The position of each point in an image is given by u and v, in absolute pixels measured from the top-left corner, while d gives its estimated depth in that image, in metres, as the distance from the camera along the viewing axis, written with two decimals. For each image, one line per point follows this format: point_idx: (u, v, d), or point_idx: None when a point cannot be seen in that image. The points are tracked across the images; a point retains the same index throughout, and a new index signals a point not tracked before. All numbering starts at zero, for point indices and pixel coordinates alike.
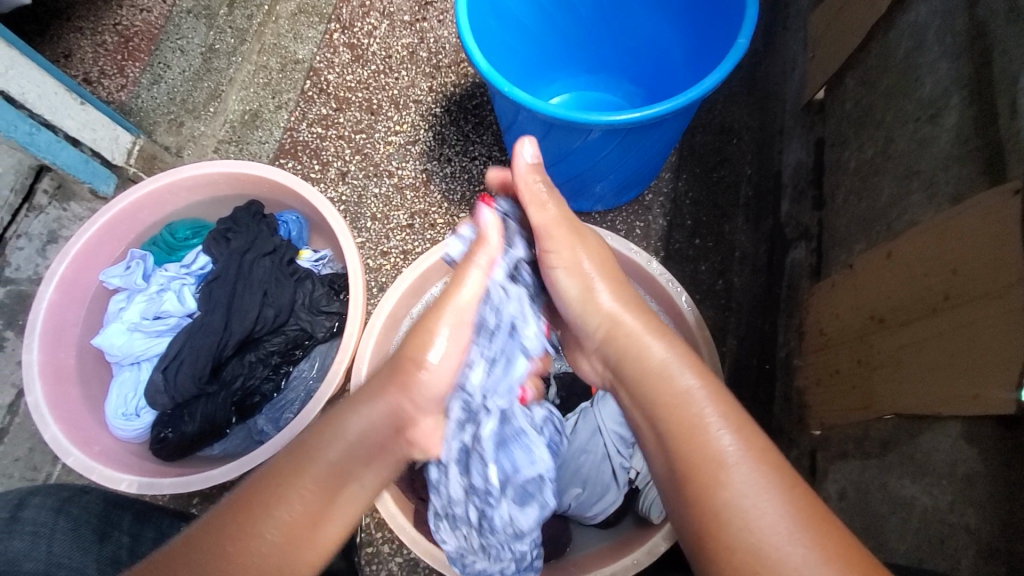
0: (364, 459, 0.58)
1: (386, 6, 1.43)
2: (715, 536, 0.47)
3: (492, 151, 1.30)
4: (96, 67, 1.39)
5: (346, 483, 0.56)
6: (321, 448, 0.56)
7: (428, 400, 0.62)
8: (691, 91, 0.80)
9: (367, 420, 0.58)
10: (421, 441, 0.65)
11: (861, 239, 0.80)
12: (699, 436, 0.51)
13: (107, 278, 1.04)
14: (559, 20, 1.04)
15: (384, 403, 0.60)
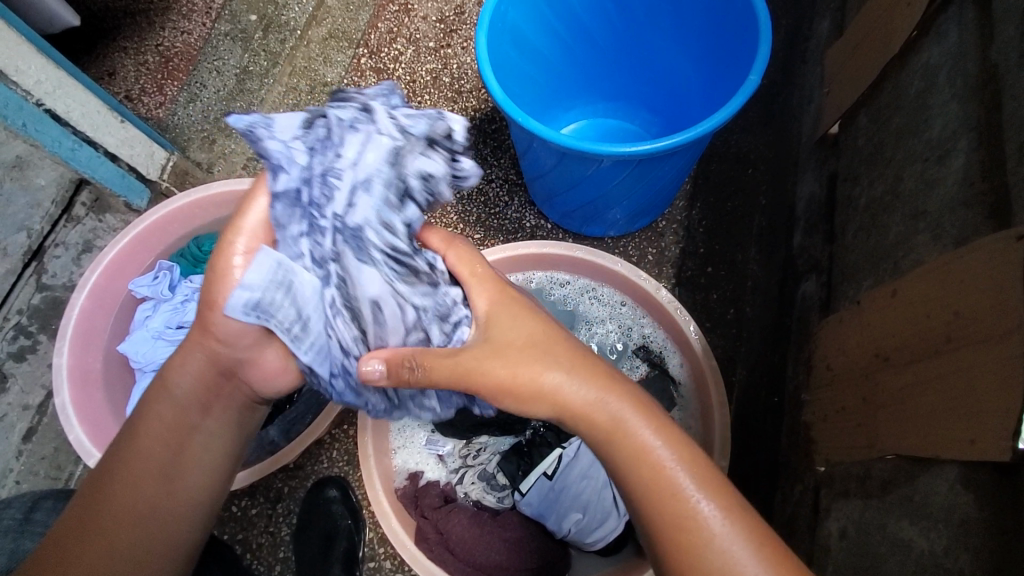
0: (200, 407, 0.66)
1: (412, 33, 1.49)
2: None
3: (508, 174, 1.33)
4: (137, 84, 1.47)
5: (191, 434, 0.65)
6: (151, 411, 0.65)
7: (229, 335, 0.66)
8: (703, 124, 0.81)
9: (189, 376, 0.66)
10: (260, 375, 0.71)
11: (869, 276, 0.80)
12: (666, 487, 0.54)
13: (136, 288, 1.10)
14: (577, 51, 1.08)
15: (198, 354, 0.67)
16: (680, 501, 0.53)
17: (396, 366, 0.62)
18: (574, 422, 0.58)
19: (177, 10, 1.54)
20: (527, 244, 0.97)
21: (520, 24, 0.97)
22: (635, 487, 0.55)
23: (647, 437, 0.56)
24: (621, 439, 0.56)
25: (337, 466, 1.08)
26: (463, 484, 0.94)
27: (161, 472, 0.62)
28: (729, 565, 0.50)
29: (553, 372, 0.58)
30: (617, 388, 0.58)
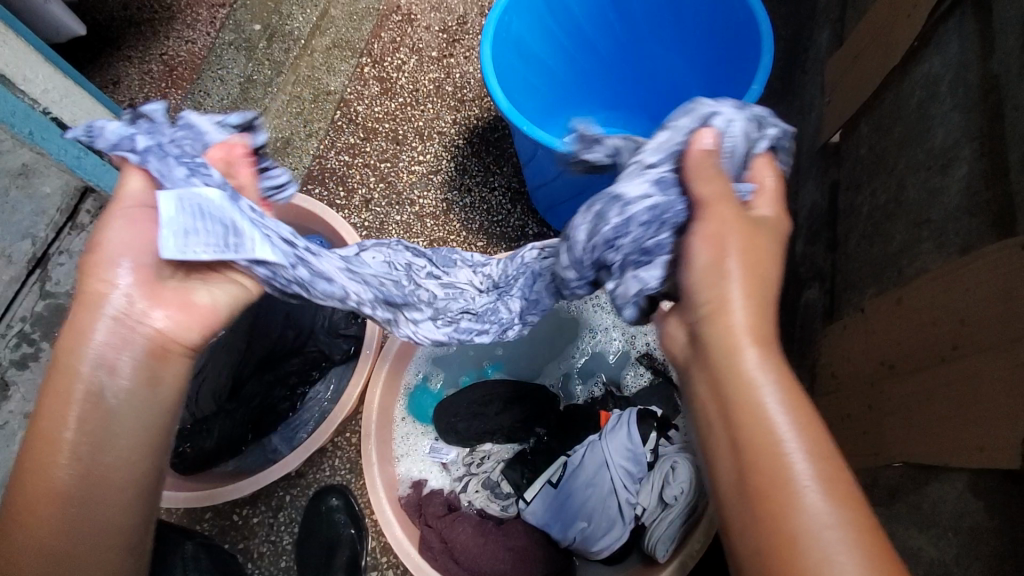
0: (116, 382, 0.54)
1: (415, 43, 1.50)
2: (777, 531, 0.43)
3: (511, 182, 1.33)
4: (142, 93, 1.48)
5: (111, 421, 0.53)
6: (53, 396, 0.52)
7: (128, 284, 0.55)
8: None
9: (94, 345, 0.54)
10: (173, 324, 0.57)
11: (873, 284, 0.80)
12: (773, 443, 0.46)
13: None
14: (579, 61, 1.09)
15: (93, 318, 0.54)
16: (778, 455, 0.45)
17: (703, 156, 0.59)
18: (708, 334, 0.52)
19: (181, 20, 1.56)
20: None
21: (524, 36, 0.98)
22: (744, 425, 0.47)
23: (774, 396, 0.48)
24: (744, 376, 0.49)
25: (340, 474, 1.08)
26: (467, 492, 0.93)
27: (89, 469, 0.52)
28: (819, 546, 0.42)
29: (742, 285, 0.52)
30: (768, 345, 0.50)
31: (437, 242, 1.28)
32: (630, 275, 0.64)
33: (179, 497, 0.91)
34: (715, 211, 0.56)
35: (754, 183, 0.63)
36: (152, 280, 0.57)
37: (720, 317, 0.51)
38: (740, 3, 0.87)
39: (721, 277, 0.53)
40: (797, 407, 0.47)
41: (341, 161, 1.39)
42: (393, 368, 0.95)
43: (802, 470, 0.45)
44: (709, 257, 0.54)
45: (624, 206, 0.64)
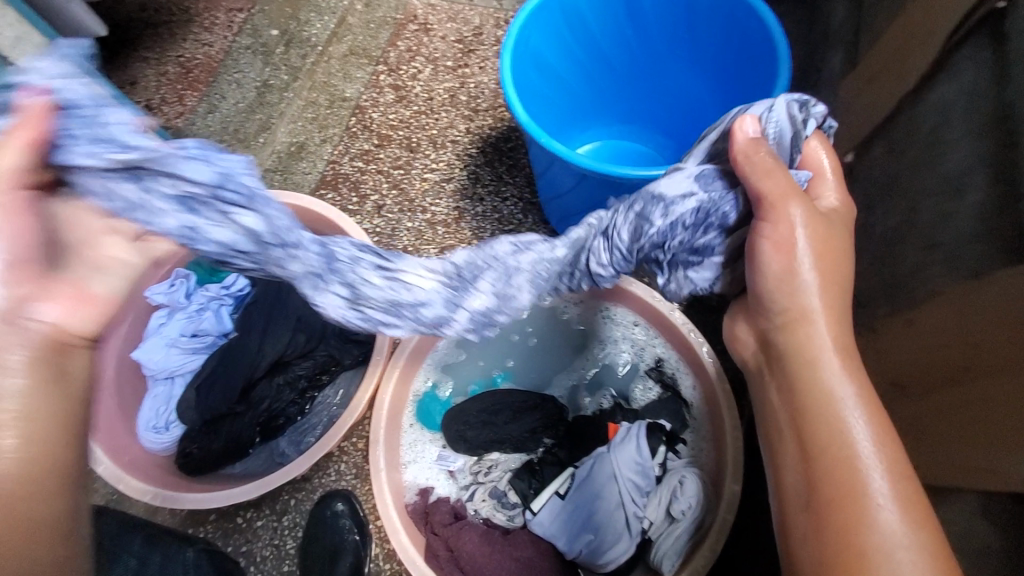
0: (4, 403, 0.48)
1: (431, 52, 1.52)
2: (845, 520, 0.55)
3: (523, 193, 1.34)
4: (158, 94, 1.50)
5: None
6: None
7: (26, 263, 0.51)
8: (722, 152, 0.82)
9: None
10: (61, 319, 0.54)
11: (884, 304, 0.80)
12: (844, 447, 0.58)
13: (152, 295, 1.09)
14: (596, 75, 1.10)
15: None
16: (852, 460, 0.57)
17: (748, 148, 0.66)
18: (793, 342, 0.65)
19: (200, 23, 1.58)
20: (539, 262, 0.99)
21: (542, 50, 1.00)
22: (819, 426, 0.59)
23: (849, 406, 0.59)
24: (825, 384, 0.61)
25: (345, 479, 1.08)
26: (473, 501, 0.93)
27: None
28: (886, 535, 0.53)
29: (821, 298, 0.64)
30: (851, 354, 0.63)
31: (448, 249, 1.29)
32: (684, 276, 0.79)
33: (186, 498, 0.91)
34: (777, 210, 0.64)
35: (809, 169, 0.73)
36: (37, 276, 0.53)
37: (799, 327, 0.65)
38: (757, 25, 0.89)
39: (791, 287, 0.65)
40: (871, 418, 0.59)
41: (355, 167, 1.41)
42: (404, 374, 0.97)
43: (877, 481, 0.55)
44: (782, 263, 0.65)
45: (667, 207, 0.76)
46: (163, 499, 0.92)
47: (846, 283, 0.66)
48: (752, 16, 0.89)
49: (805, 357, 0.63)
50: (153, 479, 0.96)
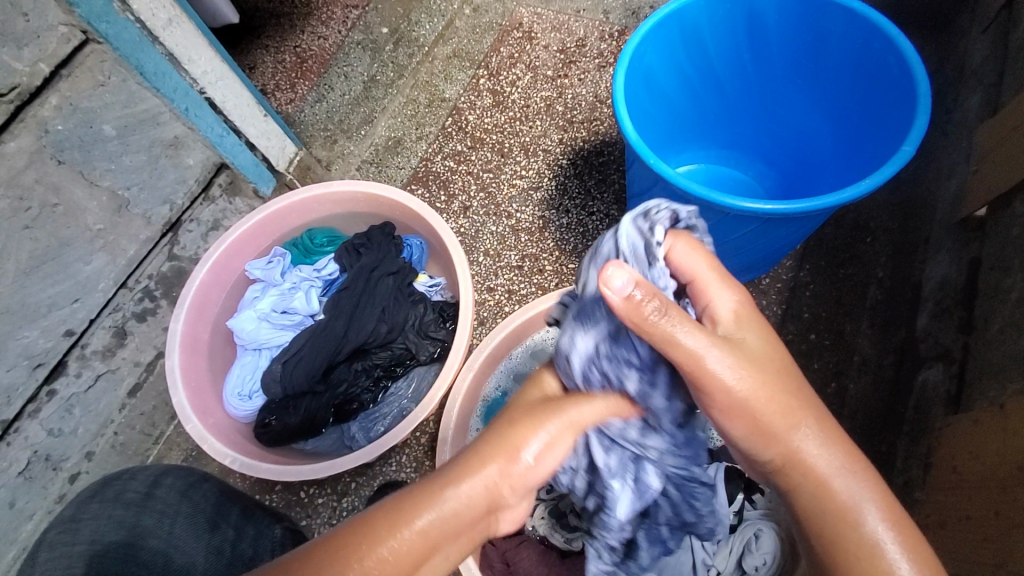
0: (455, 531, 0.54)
1: (532, 60, 1.53)
2: None
3: (610, 209, 1.32)
4: (273, 80, 1.59)
5: (434, 551, 0.53)
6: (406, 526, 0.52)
7: None
8: (846, 191, 0.77)
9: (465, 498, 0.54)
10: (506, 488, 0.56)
11: (1017, 378, 0.72)
12: (866, 551, 0.50)
13: (251, 269, 1.17)
14: (704, 97, 1.07)
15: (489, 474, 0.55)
16: (872, 555, 0.50)
17: (645, 296, 0.55)
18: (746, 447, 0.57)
19: (318, 16, 1.66)
20: None
21: (656, 67, 0.97)
22: (825, 533, 0.52)
23: (847, 492, 0.53)
24: (822, 482, 0.53)
25: (405, 472, 1.10)
26: (532, 517, 0.92)
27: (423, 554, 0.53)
28: None
29: (721, 379, 0.54)
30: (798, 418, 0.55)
31: (529, 258, 1.29)
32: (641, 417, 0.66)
33: (263, 467, 0.96)
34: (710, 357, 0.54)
35: (684, 278, 0.63)
36: None
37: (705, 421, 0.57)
38: (895, 59, 0.83)
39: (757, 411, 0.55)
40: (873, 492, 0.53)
41: (447, 167, 1.43)
42: (477, 378, 0.98)
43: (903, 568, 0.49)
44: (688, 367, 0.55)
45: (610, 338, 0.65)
46: (242, 465, 0.96)
47: (761, 364, 0.56)
48: (890, 49, 0.83)
49: (805, 474, 0.54)
50: (233, 444, 1.02)
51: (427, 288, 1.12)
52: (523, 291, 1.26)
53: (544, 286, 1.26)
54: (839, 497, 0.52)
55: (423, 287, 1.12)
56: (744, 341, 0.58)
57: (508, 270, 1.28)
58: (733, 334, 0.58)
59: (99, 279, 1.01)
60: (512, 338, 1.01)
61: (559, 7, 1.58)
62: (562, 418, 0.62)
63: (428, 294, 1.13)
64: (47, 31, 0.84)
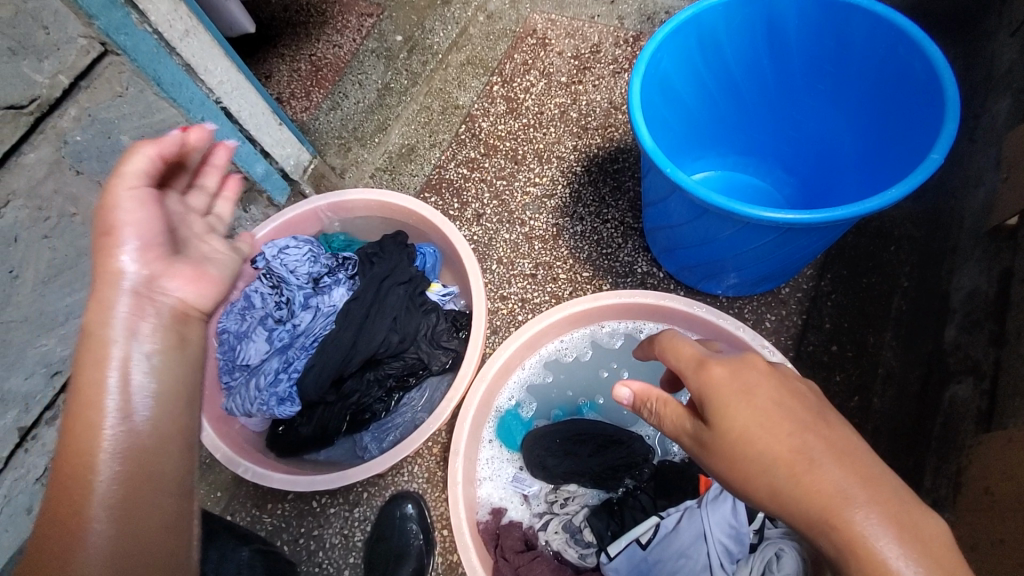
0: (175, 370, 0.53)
1: (546, 66, 1.52)
2: None
3: (625, 217, 1.30)
4: (289, 89, 1.61)
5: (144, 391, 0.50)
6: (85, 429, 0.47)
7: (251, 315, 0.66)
8: (872, 199, 0.74)
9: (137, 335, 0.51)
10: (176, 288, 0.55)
11: None
12: None
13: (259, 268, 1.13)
14: (720, 102, 1.05)
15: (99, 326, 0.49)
16: None
17: (641, 397, 0.63)
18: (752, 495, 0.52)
19: (333, 25, 1.67)
20: (646, 294, 0.97)
21: (672, 74, 0.95)
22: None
23: (866, 526, 0.45)
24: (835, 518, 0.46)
25: (417, 482, 1.09)
26: (546, 531, 0.91)
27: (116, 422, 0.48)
28: None
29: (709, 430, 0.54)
30: (798, 448, 0.50)
31: (543, 265, 1.27)
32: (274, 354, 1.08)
33: (275, 479, 0.95)
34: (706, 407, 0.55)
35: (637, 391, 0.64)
36: (163, 254, 0.55)
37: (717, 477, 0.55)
38: (921, 64, 0.80)
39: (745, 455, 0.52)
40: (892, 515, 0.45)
41: (460, 174, 1.43)
42: (491, 389, 0.97)
43: None
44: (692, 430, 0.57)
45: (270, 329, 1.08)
46: (255, 475, 0.97)
47: (751, 404, 0.53)
48: (916, 54, 0.81)
49: (807, 512, 0.47)
50: (247, 451, 1.02)
51: (441, 297, 1.10)
52: (537, 299, 1.24)
53: (558, 295, 1.24)
54: (848, 531, 0.45)
55: (435, 296, 1.10)
56: (730, 382, 0.55)
57: (521, 278, 1.27)
58: (723, 383, 0.55)
59: None
60: (526, 349, 1.00)
61: (573, 12, 1.57)
62: (136, 243, 0.54)
63: (441, 303, 1.11)
64: (67, 44, 0.83)
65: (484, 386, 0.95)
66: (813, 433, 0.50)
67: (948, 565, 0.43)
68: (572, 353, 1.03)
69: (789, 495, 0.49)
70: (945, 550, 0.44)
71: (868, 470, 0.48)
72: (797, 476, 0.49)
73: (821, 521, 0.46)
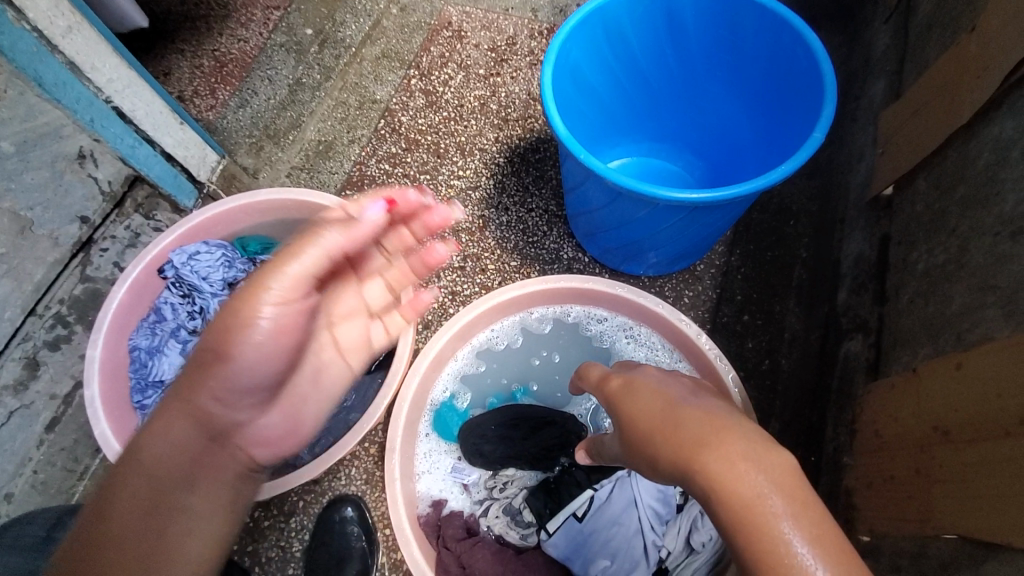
0: (185, 473, 0.60)
1: (463, 59, 1.52)
2: None
3: (549, 205, 1.32)
4: (191, 86, 1.51)
5: (171, 495, 0.59)
6: (130, 478, 0.59)
7: (234, 388, 0.61)
8: (765, 177, 0.81)
9: (178, 438, 0.60)
10: (259, 437, 0.64)
11: (927, 345, 0.76)
12: (756, 519, 0.46)
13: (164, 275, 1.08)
14: (629, 90, 1.09)
15: (187, 411, 0.60)
16: (751, 514, 0.47)
17: (589, 445, 0.80)
18: (646, 466, 0.59)
19: (236, 18, 1.59)
20: (570, 279, 0.99)
21: (582, 64, 0.99)
22: (717, 515, 0.49)
23: (718, 459, 0.50)
24: (694, 457, 0.52)
25: (355, 484, 1.07)
26: (486, 517, 0.92)
27: (159, 502, 0.59)
28: None
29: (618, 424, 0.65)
30: (675, 409, 0.58)
31: (471, 257, 1.28)
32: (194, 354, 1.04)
33: None
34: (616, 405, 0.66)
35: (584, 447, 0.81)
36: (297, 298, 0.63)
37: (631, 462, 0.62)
38: (802, 51, 0.88)
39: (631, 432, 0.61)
40: (743, 445, 0.50)
41: (382, 170, 1.41)
42: (424, 382, 0.97)
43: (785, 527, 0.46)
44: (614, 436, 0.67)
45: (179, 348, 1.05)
46: None
47: (645, 395, 0.63)
48: (798, 42, 0.88)
49: (676, 461, 0.53)
50: None
51: None
52: (467, 291, 1.25)
53: (488, 285, 1.25)
54: (706, 468, 0.50)
55: None
56: (633, 386, 0.66)
57: (450, 271, 1.27)
58: (620, 389, 0.68)
59: (4, 307, 0.92)
60: (457, 340, 1.00)
61: (487, 5, 1.58)
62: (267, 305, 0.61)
63: None
64: None
65: (415, 381, 0.95)
66: (684, 405, 0.58)
67: (796, 490, 0.48)
68: (503, 341, 1.05)
69: (664, 451, 0.55)
70: (793, 476, 0.49)
71: (721, 419, 0.54)
72: (668, 430, 0.56)
73: (687, 465, 0.52)
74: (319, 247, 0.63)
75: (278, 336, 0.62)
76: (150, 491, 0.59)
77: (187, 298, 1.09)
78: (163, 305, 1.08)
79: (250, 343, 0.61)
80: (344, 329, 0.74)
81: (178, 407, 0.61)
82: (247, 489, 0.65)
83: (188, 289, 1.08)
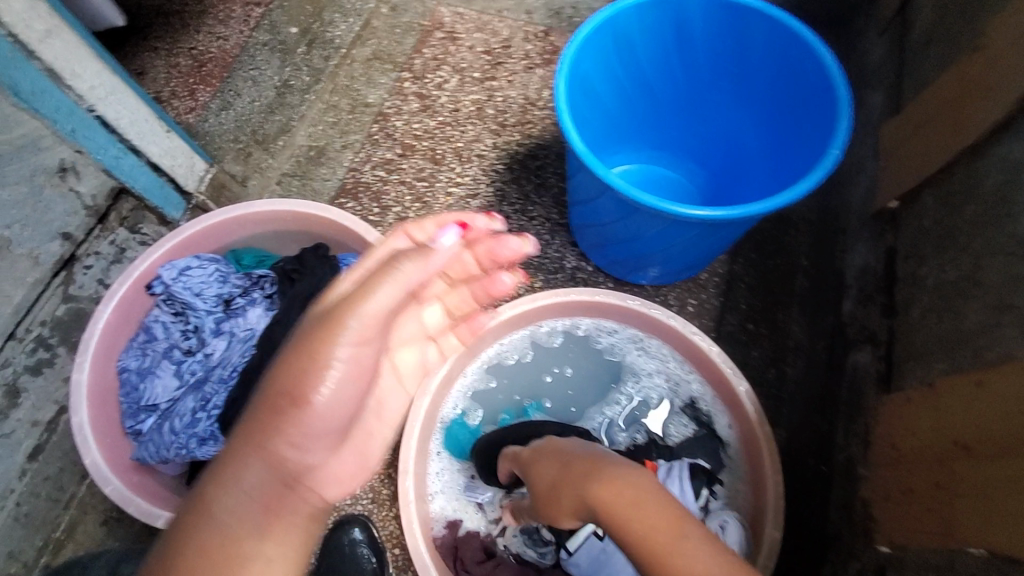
0: (261, 515, 0.55)
1: (457, 62, 1.49)
2: None
3: (550, 213, 1.31)
4: (168, 87, 1.44)
5: (242, 542, 0.53)
6: (197, 527, 0.53)
7: (312, 437, 0.58)
8: (785, 194, 0.81)
9: (245, 488, 0.55)
10: (330, 483, 0.60)
11: (941, 360, 0.78)
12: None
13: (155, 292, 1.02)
14: (633, 95, 1.08)
15: (257, 459, 0.56)
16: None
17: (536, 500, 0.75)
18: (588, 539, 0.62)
19: (216, 15, 1.51)
20: (580, 292, 0.98)
21: (592, 75, 0.97)
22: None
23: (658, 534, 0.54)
24: (638, 532, 0.56)
25: (362, 505, 1.04)
26: (503, 536, 0.92)
27: (234, 546, 0.53)
28: None
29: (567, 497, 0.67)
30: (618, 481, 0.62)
31: None
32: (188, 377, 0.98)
33: None
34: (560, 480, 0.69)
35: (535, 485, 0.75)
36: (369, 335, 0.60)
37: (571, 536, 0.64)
38: (813, 64, 0.89)
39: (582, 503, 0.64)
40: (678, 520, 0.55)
41: (376, 176, 1.36)
42: (433, 402, 0.94)
43: None
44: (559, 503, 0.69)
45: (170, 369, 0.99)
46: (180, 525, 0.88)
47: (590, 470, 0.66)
48: (808, 55, 0.88)
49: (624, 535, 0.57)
50: (165, 501, 0.92)
51: None
52: None
53: None
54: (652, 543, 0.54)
55: None
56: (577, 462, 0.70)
57: None
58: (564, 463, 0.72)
59: None
60: (466, 356, 0.98)
61: (480, 7, 1.55)
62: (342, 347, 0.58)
63: None
64: None
65: (427, 402, 0.92)
66: (625, 478, 0.62)
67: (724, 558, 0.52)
68: (513, 356, 1.03)
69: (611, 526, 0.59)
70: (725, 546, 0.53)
71: (655, 494, 0.58)
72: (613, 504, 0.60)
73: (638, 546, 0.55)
74: (399, 281, 0.62)
75: (348, 389, 0.59)
76: (215, 534, 0.53)
77: (179, 317, 1.03)
78: (153, 325, 1.03)
79: (326, 395, 0.58)
80: (402, 355, 0.74)
81: (253, 447, 0.56)
82: (302, 535, 0.57)
83: (181, 306, 1.03)
